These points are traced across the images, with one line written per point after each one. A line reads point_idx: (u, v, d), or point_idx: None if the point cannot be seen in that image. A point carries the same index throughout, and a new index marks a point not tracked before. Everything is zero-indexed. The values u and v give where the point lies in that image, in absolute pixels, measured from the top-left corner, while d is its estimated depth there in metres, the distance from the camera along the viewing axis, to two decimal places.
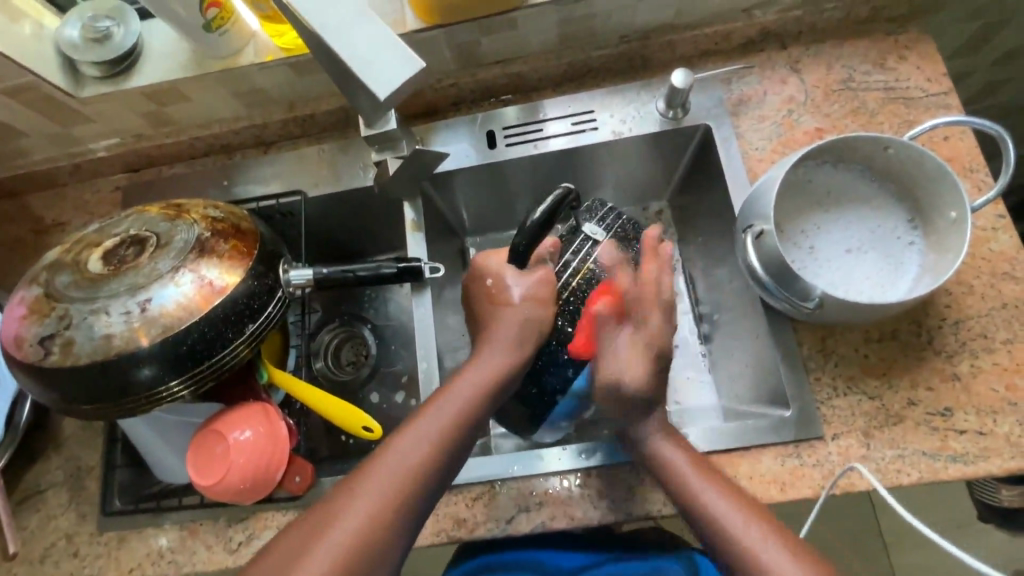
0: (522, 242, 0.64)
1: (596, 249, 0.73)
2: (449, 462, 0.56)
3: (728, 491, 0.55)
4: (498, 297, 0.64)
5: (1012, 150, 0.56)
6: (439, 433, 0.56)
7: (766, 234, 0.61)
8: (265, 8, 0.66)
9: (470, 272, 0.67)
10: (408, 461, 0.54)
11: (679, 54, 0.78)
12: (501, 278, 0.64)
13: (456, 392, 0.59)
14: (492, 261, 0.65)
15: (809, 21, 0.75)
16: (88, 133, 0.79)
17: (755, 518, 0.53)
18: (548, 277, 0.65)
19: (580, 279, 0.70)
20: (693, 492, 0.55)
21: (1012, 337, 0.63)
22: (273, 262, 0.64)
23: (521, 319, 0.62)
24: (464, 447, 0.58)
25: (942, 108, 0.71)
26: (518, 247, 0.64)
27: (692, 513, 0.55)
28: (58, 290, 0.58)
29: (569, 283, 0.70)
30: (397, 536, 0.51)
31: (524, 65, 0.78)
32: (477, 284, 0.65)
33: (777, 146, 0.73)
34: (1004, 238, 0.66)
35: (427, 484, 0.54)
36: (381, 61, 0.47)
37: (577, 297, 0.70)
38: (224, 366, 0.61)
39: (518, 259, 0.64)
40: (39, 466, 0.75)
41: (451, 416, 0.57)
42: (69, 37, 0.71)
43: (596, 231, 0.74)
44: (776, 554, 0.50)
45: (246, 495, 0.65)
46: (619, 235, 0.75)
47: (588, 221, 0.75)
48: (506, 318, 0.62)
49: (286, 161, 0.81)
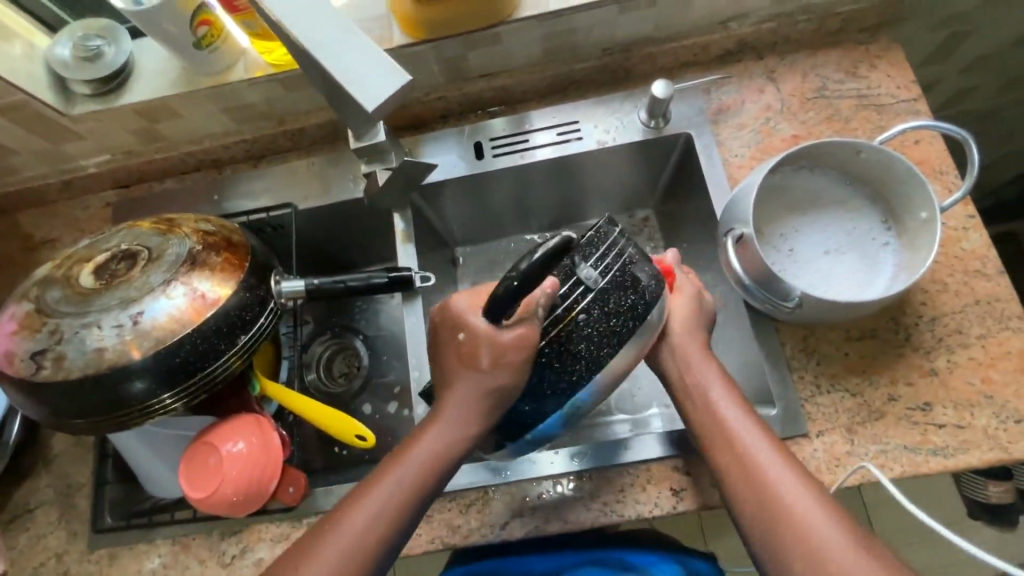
0: (514, 279, 0.50)
1: (584, 299, 0.56)
2: (419, 508, 0.56)
3: (771, 443, 0.55)
4: (468, 356, 0.57)
5: (978, 153, 0.58)
6: (409, 481, 0.56)
7: (746, 238, 0.62)
8: (254, 25, 0.68)
9: (443, 315, 0.59)
10: (400, 486, 0.56)
11: (659, 65, 0.80)
12: (472, 332, 0.56)
13: (423, 445, 0.57)
14: (462, 304, 0.58)
15: (784, 32, 0.78)
16: (78, 150, 0.80)
17: (798, 473, 0.52)
18: (528, 337, 0.54)
19: (559, 332, 0.56)
20: (738, 439, 0.55)
21: (985, 332, 0.65)
22: (265, 274, 0.65)
23: (487, 386, 0.56)
24: (431, 495, 0.57)
25: (912, 114, 0.74)
26: (497, 298, 0.51)
27: (728, 462, 0.55)
28: (49, 305, 0.58)
29: (547, 333, 0.56)
30: (381, 555, 0.54)
31: (509, 78, 0.80)
32: (448, 335, 0.58)
33: (755, 153, 0.75)
34: (974, 237, 0.69)
35: (405, 522, 0.55)
36: (368, 75, 0.48)
37: (553, 352, 0.56)
38: (216, 378, 0.61)
39: (493, 314, 0.53)
40: (29, 485, 0.74)
41: (421, 467, 0.57)
42: (60, 56, 0.72)
43: (591, 275, 0.56)
44: (814, 508, 0.50)
45: (239, 508, 0.65)
46: (619, 281, 0.56)
47: (581, 260, 0.57)
48: (468, 382, 0.57)
49: (277, 175, 0.82)
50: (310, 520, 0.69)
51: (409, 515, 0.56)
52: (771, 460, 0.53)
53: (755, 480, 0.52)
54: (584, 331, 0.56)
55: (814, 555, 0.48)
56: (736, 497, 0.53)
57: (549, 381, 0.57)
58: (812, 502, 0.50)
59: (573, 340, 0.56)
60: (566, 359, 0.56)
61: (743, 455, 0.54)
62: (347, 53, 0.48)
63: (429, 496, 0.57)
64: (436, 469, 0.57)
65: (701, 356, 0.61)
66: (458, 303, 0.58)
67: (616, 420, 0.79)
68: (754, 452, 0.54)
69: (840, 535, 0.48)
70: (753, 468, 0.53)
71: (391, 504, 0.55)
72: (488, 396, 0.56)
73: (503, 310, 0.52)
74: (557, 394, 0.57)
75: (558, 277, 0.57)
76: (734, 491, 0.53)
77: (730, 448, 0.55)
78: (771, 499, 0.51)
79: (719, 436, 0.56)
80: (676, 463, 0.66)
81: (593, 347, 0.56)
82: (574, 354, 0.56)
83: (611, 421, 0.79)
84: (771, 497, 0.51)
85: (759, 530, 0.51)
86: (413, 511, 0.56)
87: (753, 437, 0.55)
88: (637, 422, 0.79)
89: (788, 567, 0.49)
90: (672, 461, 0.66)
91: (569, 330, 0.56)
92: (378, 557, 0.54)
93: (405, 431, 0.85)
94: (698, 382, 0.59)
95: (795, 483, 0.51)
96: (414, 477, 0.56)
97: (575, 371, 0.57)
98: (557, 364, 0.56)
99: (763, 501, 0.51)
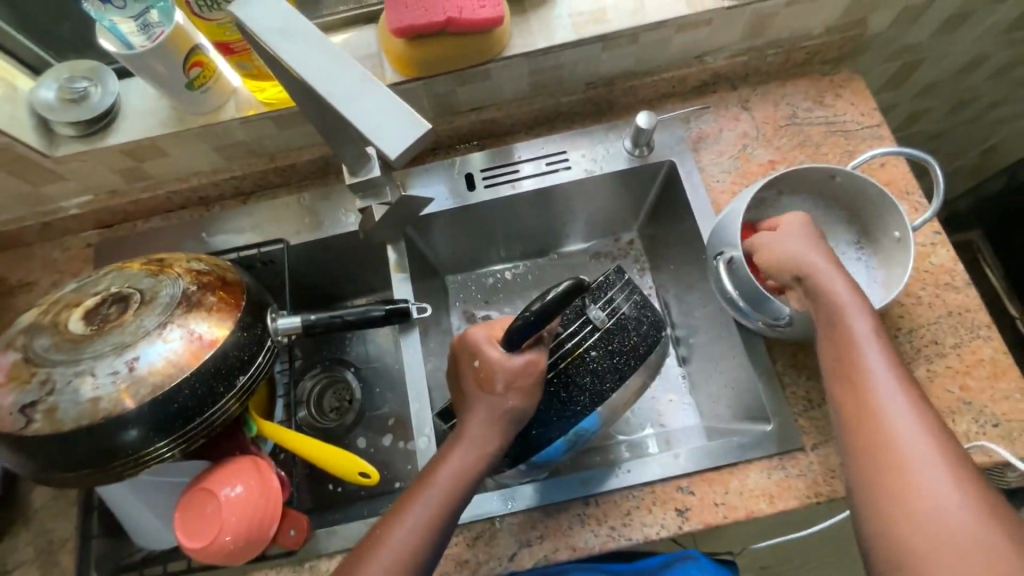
0: (530, 318, 0.57)
1: (592, 337, 0.66)
2: (436, 548, 0.56)
3: (903, 376, 0.52)
4: (484, 381, 0.62)
5: (942, 176, 0.62)
6: (424, 522, 0.56)
7: (735, 260, 0.65)
8: (249, 66, 0.69)
9: (459, 350, 0.65)
10: (418, 525, 0.55)
11: (641, 97, 0.84)
12: (488, 360, 0.62)
13: (433, 484, 0.58)
14: (480, 333, 0.64)
15: (755, 65, 0.82)
16: (60, 191, 0.78)
17: (924, 410, 0.49)
18: (538, 362, 0.62)
19: (568, 363, 0.65)
20: (857, 347, 0.54)
21: (959, 341, 0.69)
22: (261, 312, 0.64)
23: (493, 410, 0.61)
24: (444, 536, 0.57)
25: (876, 139, 0.79)
26: (518, 329, 0.58)
27: (849, 381, 0.53)
28: (38, 355, 0.56)
29: (557, 364, 0.65)
30: None
31: (498, 111, 0.82)
32: (465, 363, 0.63)
33: (736, 178, 0.79)
34: (942, 252, 0.73)
35: (425, 561, 0.55)
36: (387, 123, 0.44)
37: (561, 382, 0.64)
38: (214, 422, 0.60)
39: (508, 344, 0.60)
40: (5, 544, 0.70)
41: (435, 505, 0.57)
42: (45, 98, 0.72)
43: (599, 316, 0.67)
44: (916, 428, 0.48)
45: (239, 555, 0.62)
46: (621, 324, 0.67)
47: (591, 303, 0.68)
48: (475, 411, 0.61)
49: (264, 210, 0.82)
50: (313, 563, 0.67)
51: (427, 548, 0.55)
52: (895, 390, 0.51)
53: (868, 402, 0.51)
54: (590, 365, 0.65)
55: (899, 483, 0.47)
56: (841, 415, 0.53)
57: (554, 408, 0.64)
58: (921, 441, 0.48)
59: (579, 373, 0.65)
60: (572, 390, 0.64)
61: (855, 363, 0.53)
62: (359, 105, 0.45)
63: (445, 533, 0.57)
64: (453, 501, 0.57)
65: (829, 269, 0.58)
66: (477, 334, 0.64)
67: (615, 441, 0.78)
68: (868, 364, 0.52)
69: (946, 477, 0.46)
70: (869, 392, 0.51)
71: (416, 537, 0.55)
72: (500, 419, 0.61)
73: (521, 338, 0.59)
74: (563, 421, 0.64)
75: (572, 316, 0.67)
76: (840, 407, 0.53)
77: (853, 366, 0.53)
78: (879, 425, 0.50)
79: (844, 359, 0.54)
80: (679, 483, 0.67)
81: (597, 380, 0.65)
82: (580, 385, 0.64)
83: (610, 443, 0.78)
84: (881, 419, 0.50)
85: (856, 450, 0.50)
86: (434, 546, 0.56)
87: (882, 366, 0.52)
88: (633, 443, 0.78)
89: (869, 462, 0.49)
90: (674, 481, 0.67)
91: (578, 362, 0.65)
92: None
93: (402, 464, 0.84)
94: (832, 295, 0.56)
95: (914, 418, 0.49)
96: (432, 512, 0.56)
97: (580, 403, 0.64)
98: (563, 394, 0.64)
99: (867, 424, 0.50)
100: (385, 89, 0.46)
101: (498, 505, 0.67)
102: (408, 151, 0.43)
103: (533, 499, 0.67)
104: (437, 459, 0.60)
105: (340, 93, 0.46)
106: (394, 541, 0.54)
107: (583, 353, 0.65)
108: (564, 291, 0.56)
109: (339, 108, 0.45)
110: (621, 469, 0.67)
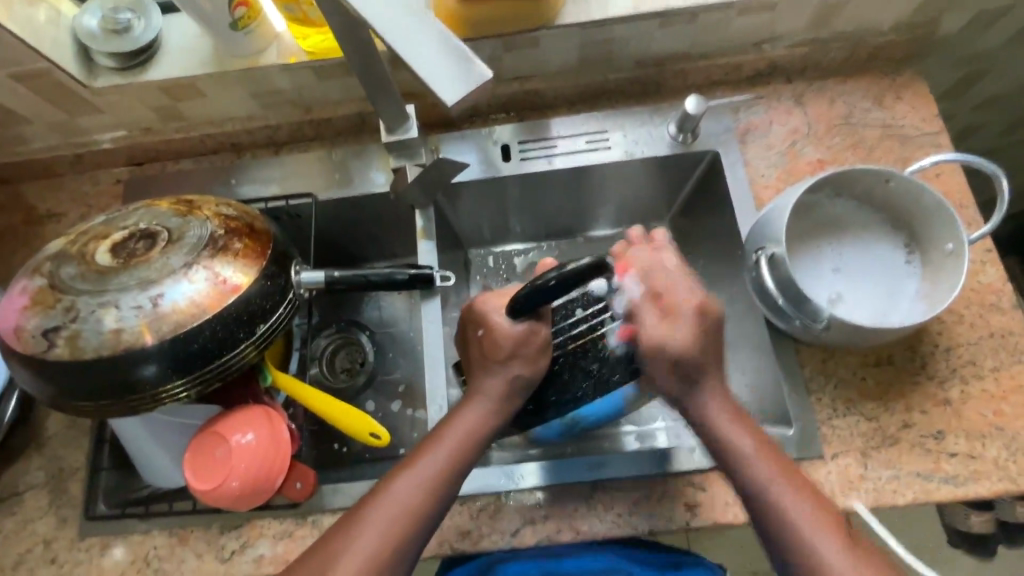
0: (541, 287, 0.53)
1: (612, 322, 0.62)
2: (439, 509, 0.55)
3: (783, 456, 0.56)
4: (489, 352, 0.60)
5: (1007, 188, 0.59)
6: (431, 478, 0.56)
7: (778, 257, 0.63)
8: (295, 11, 0.66)
9: (468, 313, 0.63)
10: (426, 480, 0.55)
11: (691, 82, 0.81)
12: (491, 329, 0.60)
13: (442, 444, 0.57)
14: (490, 304, 0.61)
15: (814, 58, 0.79)
16: (96, 124, 0.78)
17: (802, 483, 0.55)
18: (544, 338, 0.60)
19: (577, 345, 0.63)
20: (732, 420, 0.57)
21: (998, 364, 0.66)
22: (285, 263, 0.63)
23: (500, 375, 0.60)
24: (449, 498, 0.57)
25: (935, 147, 0.75)
26: (523, 299, 0.54)
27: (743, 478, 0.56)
28: (63, 282, 0.56)
29: (565, 344, 0.63)
30: (408, 548, 0.53)
31: (541, 83, 0.80)
32: (471, 331, 0.62)
33: (782, 174, 0.76)
34: (991, 271, 0.70)
35: (429, 520, 0.55)
36: (448, 67, 0.41)
37: (566, 363, 0.63)
38: (231, 367, 0.60)
39: (512, 308, 0.57)
40: (18, 467, 0.72)
41: (442, 465, 0.56)
42: (88, 26, 0.71)
43: None
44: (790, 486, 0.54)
45: (245, 502, 0.63)
46: None
47: None
48: (488, 381, 0.60)
49: (295, 163, 0.80)
50: (315, 518, 0.68)
51: (429, 505, 0.55)
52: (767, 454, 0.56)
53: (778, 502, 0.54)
54: (600, 353, 0.63)
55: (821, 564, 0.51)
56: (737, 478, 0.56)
57: (557, 389, 0.63)
58: (822, 525, 0.52)
59: (588, 358, 0.63)
60: (576, 374, 0.63)
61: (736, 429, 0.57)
62: (421, 44, 0.42)
63: (450, 491, 0.56)
64: (461, 464, 0.57)
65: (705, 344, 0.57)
66: (486, 302, 0.61)
67: (625, 431, 0.76)
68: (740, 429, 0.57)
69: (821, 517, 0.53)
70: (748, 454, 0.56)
71: (419, 490, 0.55)
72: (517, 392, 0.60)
73: (525, 307, 0.55)
74: (560, 405, 0.63)
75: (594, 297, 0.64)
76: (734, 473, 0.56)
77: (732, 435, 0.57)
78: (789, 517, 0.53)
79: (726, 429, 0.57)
80: (691, 479, 0.65)
81: (604, 368, 0.62)
82: (584, 370, 0.63)
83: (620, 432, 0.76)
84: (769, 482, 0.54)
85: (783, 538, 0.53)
86: (436, 504, 0.55)
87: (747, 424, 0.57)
88: (644, 434, 0.76)
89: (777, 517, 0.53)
90: (685, 476, 0.66)
91: (589, 345, 0.63)
92: (407, 546, 0.53)
93: (408, 431, 0.83)
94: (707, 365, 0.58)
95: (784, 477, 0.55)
96: (439, 469, 0.56)
97: (581, 389, 0.63)
98: (567, 375, 0.63)
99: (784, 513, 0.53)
100: (436, 23, 0.42)
101: (499, 484, 0.66)
102: (461, 93, 0.40)
103: (531, 484, 0.66)
104: (444, 424, 0.59)
105: (386, 20, 0.42)
106: (394, 496, 0.54)
107: (597, 336, 0.63)
108: (585, 268, 0.51)
109: (386, 37, 0.42)
110: (632, 458, 0.66)
